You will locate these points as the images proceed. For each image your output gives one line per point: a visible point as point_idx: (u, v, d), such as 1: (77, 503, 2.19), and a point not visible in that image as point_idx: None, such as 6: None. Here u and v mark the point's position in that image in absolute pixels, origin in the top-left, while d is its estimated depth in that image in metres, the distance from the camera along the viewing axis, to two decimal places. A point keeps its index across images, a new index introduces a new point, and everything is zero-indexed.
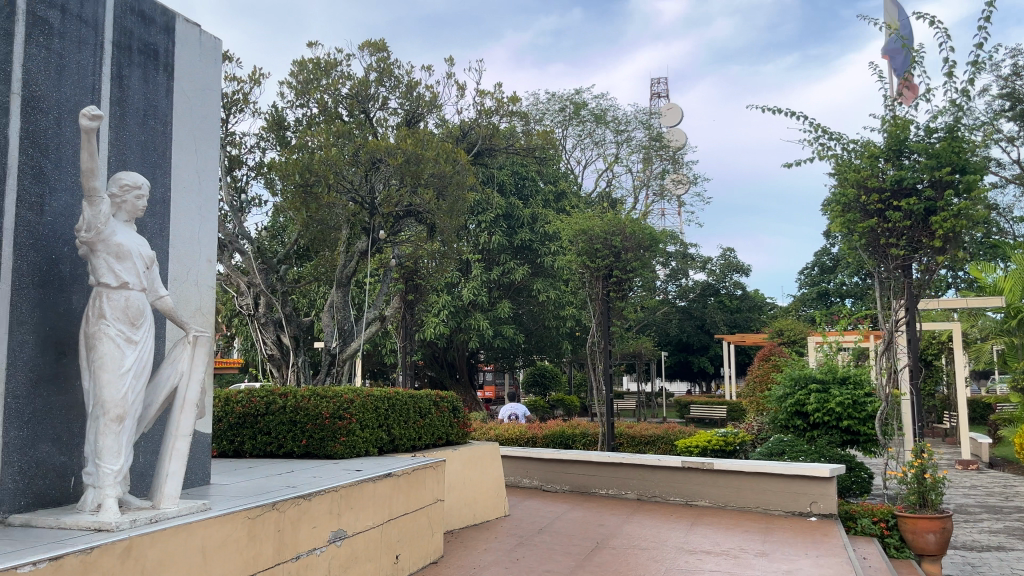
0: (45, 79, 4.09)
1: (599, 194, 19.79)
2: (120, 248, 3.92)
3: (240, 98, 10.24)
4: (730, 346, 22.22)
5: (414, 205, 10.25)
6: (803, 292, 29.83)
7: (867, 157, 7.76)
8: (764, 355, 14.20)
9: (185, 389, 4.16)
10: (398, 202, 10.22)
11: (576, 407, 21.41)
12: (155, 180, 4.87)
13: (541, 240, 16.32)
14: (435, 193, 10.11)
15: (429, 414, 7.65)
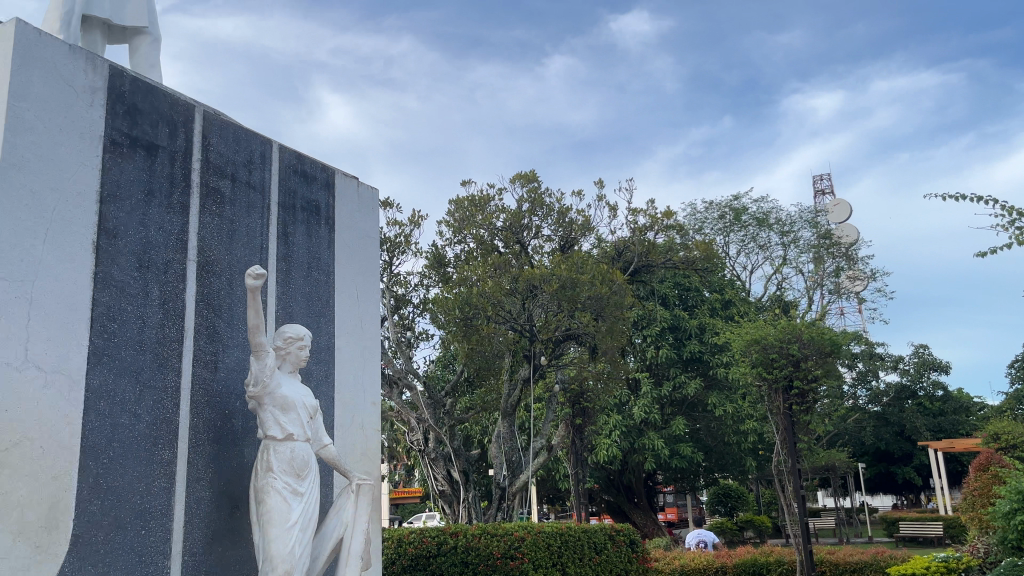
0: (217, 244, 4.37)
1: (770, 299, 18.91)
2: (285, 399, 3.99)
3: (403, 241, 10.75)
4: (938, 454, 19.97)
5: (574, 329, 10.12)
6: (1018, 387, 26.65)
7: None
8: (981, 464, 12.54)
9: (350, 542, 4.09)
10: (557, 328, 10.14)
11: (768, 529, 19.78)
12: (319, 329, 5.03)
13: (712, 352, 15.65)
14: (594, 315, 9.95)
15: (604, 549, 7.21)
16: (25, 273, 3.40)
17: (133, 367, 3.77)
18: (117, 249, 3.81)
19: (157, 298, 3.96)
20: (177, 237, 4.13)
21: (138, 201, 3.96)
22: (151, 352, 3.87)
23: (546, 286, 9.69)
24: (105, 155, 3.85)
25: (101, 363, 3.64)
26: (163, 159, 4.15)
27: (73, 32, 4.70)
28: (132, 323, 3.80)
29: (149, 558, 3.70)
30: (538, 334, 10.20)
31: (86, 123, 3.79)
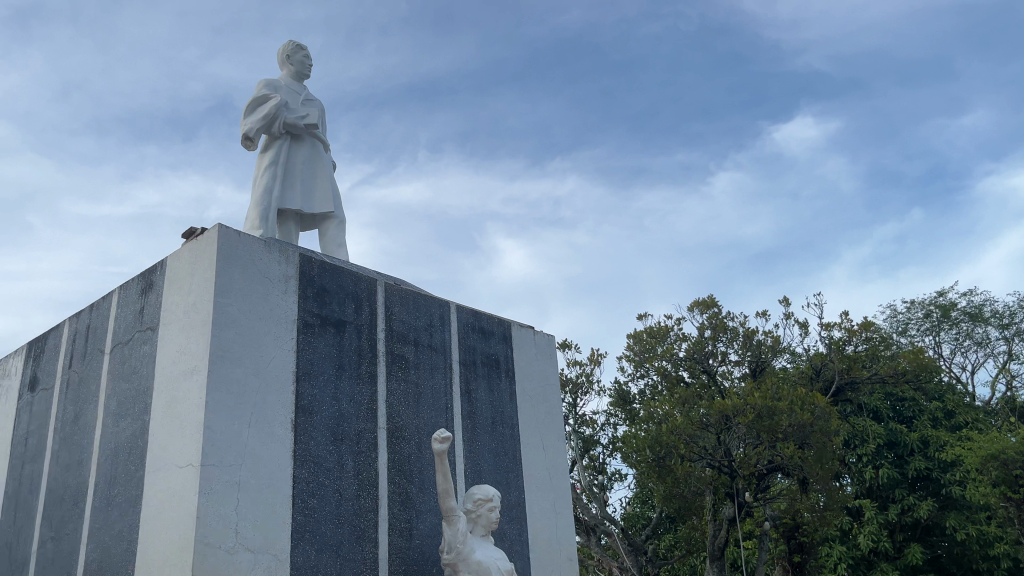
0: (404, 408, 4.49)
1: (1002, 402, 16.84)
2: (480, 565, 3.90)
3: (585, 381, 10.67)
4: None
5: (779, 462, 9.34)
6: None
7: None
8: None
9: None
10: (758, 462, 9.39)
11: None
12: (509, 484, 4.96)
13: (942, 468, 13.92)
14: (798, 443, 9.22)
15: None
16: (233, 457, 3.61)
17: (334, 540, 3.85)
18: (314, 425, 3.99)
19: (351, 469, 4.06)
20: (367, 407, 4.28)
21: (330, 376, 4.17)
22: (349, 524, 3.94)
23: (739, 419, 9.18)
24: (299, 336, 4.11)
25: (303, 539, 3.73)
26: (351, 333, 4.37)
27: (270, 227, 5.19)
28: (330, 496, 3.91)
29: None
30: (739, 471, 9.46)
31: (281, 310, 4.08)
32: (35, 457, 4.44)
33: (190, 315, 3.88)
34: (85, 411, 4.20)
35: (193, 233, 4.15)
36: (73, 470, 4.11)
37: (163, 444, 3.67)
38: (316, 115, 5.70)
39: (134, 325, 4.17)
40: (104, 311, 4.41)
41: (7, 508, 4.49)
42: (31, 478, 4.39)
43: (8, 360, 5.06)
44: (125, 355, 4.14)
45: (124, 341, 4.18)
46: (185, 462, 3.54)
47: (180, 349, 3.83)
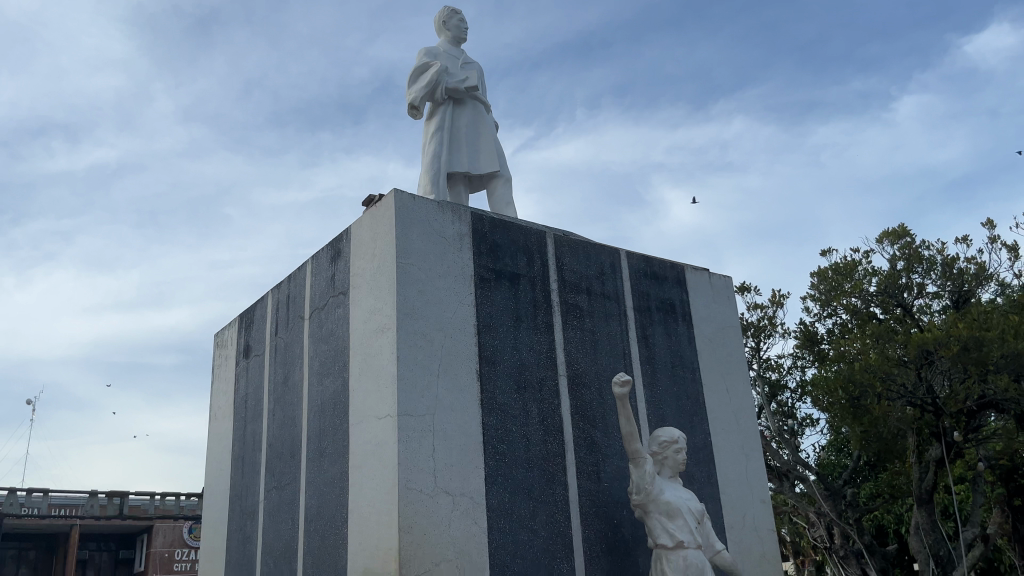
0: (584, 356, 4.55)
1: None
2: (670, 506, 3.97)
3: (767, 324, 10.30)
4: None
5: (991, 396, 8.57)
6: None
7: None
8: None
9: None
10: (967, 398, 8.70)
11: None
12: (693, 429, 4.90)
13: None
14: (1016, 373, 8.34)
15: None
16: (427, 407, 3.82)
17: (525, 483, 4.00)
18: (498, 374, 4.14)
19: (537, 415, 4.19)
20: (547, 356, 4.38)
21: (509, 327, 4.30)
22: (539, 468, 4.08)
23: (942, 352, 8.43)
24: (477, 291, 4.26)
25: (497, 483, 3.90)
26: (525, 285, 4.47)
27: (441, 190, 5.38)
28: (518, 441, 4.06)
29: None
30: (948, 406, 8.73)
31: (458, 267, 4.24)
32: (255, 417, 4.91)
33: (376, 278, 4.11)
34: (293, 373, 4.59)
35: (372, 201, 4.38)
36: (287, 427, 4.51)
37: (363, 398, 3.95)
38: (475, 77, 5.83)
39: (328, 291, 4.48)
40: (301, 280, 4.77)
41: (237, 462, 5.02)
42: (253, 436, 4.86)
43: (224, 332, 5.60)
44: (322, 318, 4.47)
45: (320, 306, 4.51)
46: (383, 413, 3.79)
47: (370, 309, 4.09)
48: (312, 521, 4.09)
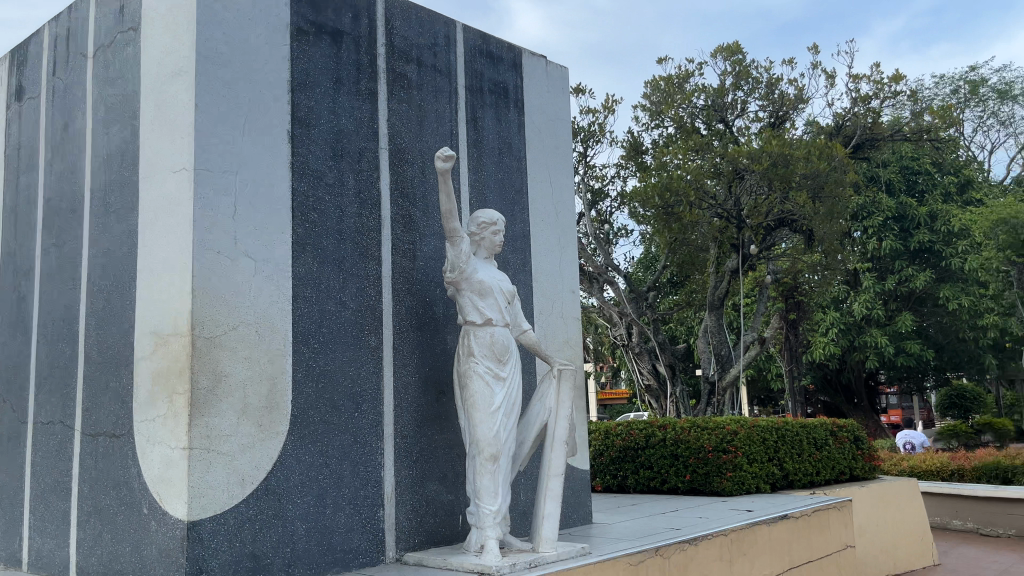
0: (408, 131, 4.31)
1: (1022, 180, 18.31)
2: (482, 285, 4.00)
3: (597, 130, 10.37)
4: None
5: (788, 213, 9.22)
6: None
7: None
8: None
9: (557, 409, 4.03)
10: (769, 213, 9.29)
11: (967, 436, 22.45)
12: (513, 217, 4.88)
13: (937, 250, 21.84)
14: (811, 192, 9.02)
15: (827, 445, 7.22)
16: (229, 165, 3.49)
17: (336, 254, 3.83)
18: (312, 138, 3.83)
19: (353, 187, 3.97)
20: (368, 125, 4.09)
21: (327, 90, 3.93)
22: (352, 241, 3.91)
23: (754, 166, 8.92)
24: (294, 43, 3.83)
25: (305, 252, 3.71)
26: (349, 46, 4.07)
27: None
28: (331, 211, 3.84)
29: (364, 439, 3.81)
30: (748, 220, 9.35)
31: (272, 13, 3.76)
32: (29, 167, 4.34)
33: (173, 13, 3.57)
34: (74, 120, 4.03)
35: None
36: (68, 179, 4.02)
37: (156, 149, 3.53)
38: None
39: (116, 26, 3.87)
40: (83, 10, 4.09)
41: (8, 216, 4.46)
42: (28, 189, 4.31)
43: None
44: (109, 58, 3.89)
45: (107, 44, 3.91)
46: (178, 168, 3.42)
47: (166, 49, 3.57)
48: (96, 281, 3.74)
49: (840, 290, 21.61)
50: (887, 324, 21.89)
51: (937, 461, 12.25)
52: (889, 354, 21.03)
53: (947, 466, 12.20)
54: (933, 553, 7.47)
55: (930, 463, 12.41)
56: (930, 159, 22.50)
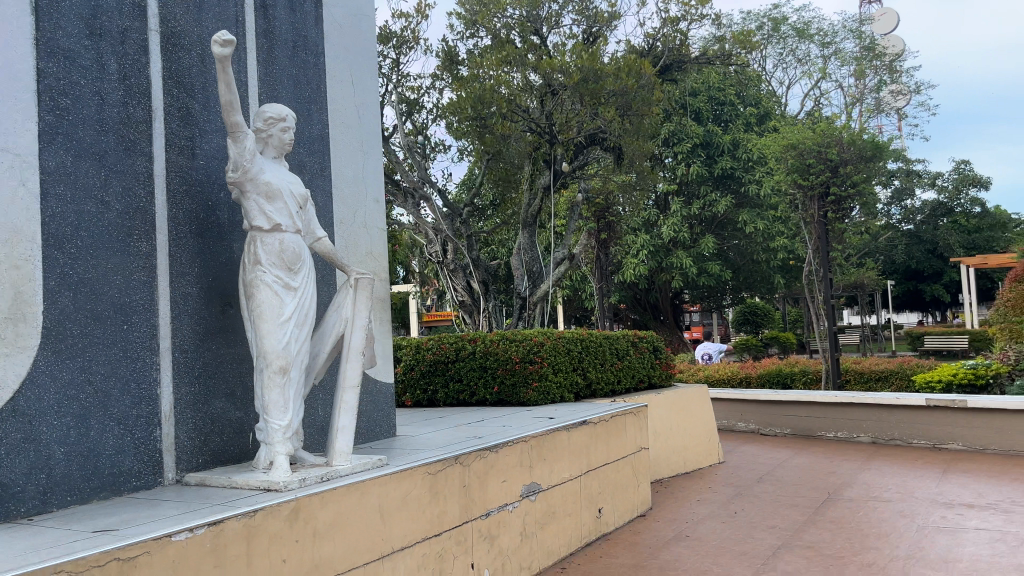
0: (184, 13, 3.84)
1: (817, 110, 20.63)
2: (269, 187, 3.70)
3: (410, 36, 9.97)
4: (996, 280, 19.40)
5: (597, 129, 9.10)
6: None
7: None
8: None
9: (352, 319, 3.85)
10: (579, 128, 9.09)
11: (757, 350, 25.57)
12: (310, 118, 4.55)
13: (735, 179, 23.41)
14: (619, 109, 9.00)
15: (628, 355, 7.56)
16: None
17: (96, 148, 3.38)
18: (61, 11, 3.31)
19: (115, 71, 3.50)
20: (134, 2, 3.60)
21: None
22: (116, 134, 3.47)
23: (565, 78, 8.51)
24: None
25: (56, 143, 3.24)
26: None
27: None
28: (88, 98, 3.37)
29: (134, 354, 3.46)
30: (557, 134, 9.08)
31: None
32: None
33: None
34: None
35: None
36: None
37: None
38: None
39: None
40: None
41: None
42: None
43: None
44: None
45: None
46: None
47: None
48: None
49: (651, 213, 22.73)
50: (692, 246, 23.38)
51: (728, 370, 13.33)
52: (692, 274, 22.47)
53: (736, 374, 13.30)
54: (719, 452, 8.12)
55: (722, 372, 13.49)
56: (734, 90, 23.86)
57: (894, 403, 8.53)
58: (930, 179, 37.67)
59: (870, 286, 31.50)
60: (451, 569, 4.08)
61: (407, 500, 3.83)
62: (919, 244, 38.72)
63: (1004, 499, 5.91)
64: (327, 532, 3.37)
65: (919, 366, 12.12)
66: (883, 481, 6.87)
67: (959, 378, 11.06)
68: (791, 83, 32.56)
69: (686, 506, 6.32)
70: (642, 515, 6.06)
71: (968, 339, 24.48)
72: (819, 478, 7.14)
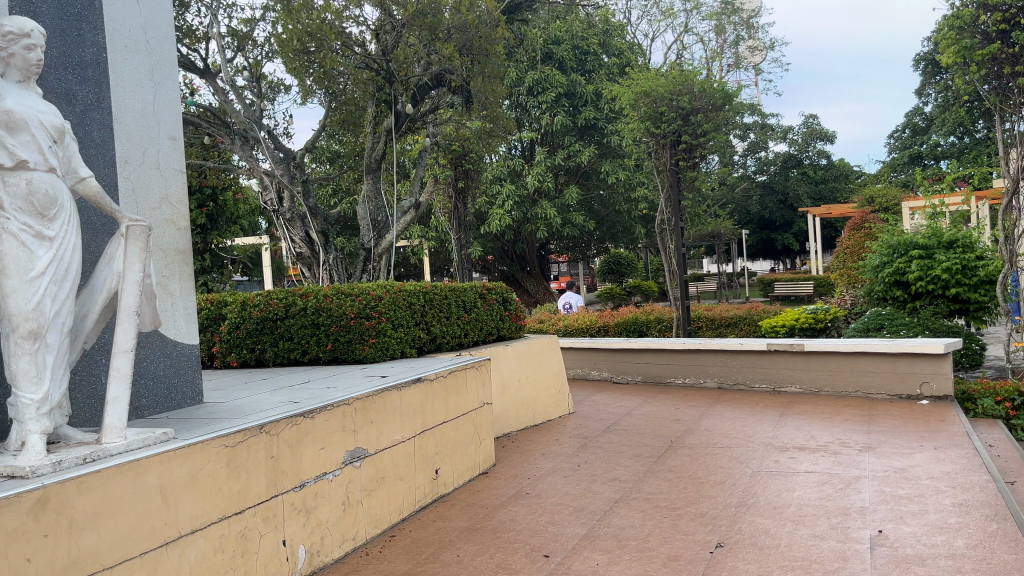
0: None
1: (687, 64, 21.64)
2: (9, 116, 3.08)
3: None
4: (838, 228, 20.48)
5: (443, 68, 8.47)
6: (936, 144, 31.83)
7: (956, 18, 7.97)
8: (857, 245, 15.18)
9: (123, 274, 3.30)
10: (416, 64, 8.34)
11: (618, 296, 26.74)
12: (81, 40, 3.90)
13: (598, 128, 23.52)
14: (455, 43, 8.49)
15: (476, 307, 7.26)
16: None
17: None
18: None
19: None
20: None
21: None
22: None
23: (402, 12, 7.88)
24: None
25: None
26: None
27: None
28: None
29: None
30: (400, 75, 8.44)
31: None
32: None
33: None
34: None
35: None
36: None
37: None
38: None
39: None
40: None
41: None
42: None
43: None
44: None
45: None
46: None
47: None
48: None
49: (516, 162, 22.51)
50: (556, 196, 23.39)
51: (587, 319, 13.40)
52: (556, 224, 22.53)
53: (595, 323, 13.41)
54: (568, 403, 8.04)
55: (581, 321, 13.58)
56: (597, 40, 23.79)
57: (738, 348, 8.69)
58: (782, 132, 39.37)
59: (726, 236, 32.79)
60: (256, 549, 3.68)
61: (197, 477, 3.38)
62: (772, 195, 40.61)
63: (833, 440, 6.07)
64: (89, 523, 2.89)
65: (765, 311, 12.56)
66: (724, 426, 6.97)
67: (800, 322, 11.52)
68: (654, 36, 32.95)
69: (531, 461, 6.16)
70: (483, 473, 5.85)
71: (813, 285, 25.92)
72: (664, 425, 7.17)
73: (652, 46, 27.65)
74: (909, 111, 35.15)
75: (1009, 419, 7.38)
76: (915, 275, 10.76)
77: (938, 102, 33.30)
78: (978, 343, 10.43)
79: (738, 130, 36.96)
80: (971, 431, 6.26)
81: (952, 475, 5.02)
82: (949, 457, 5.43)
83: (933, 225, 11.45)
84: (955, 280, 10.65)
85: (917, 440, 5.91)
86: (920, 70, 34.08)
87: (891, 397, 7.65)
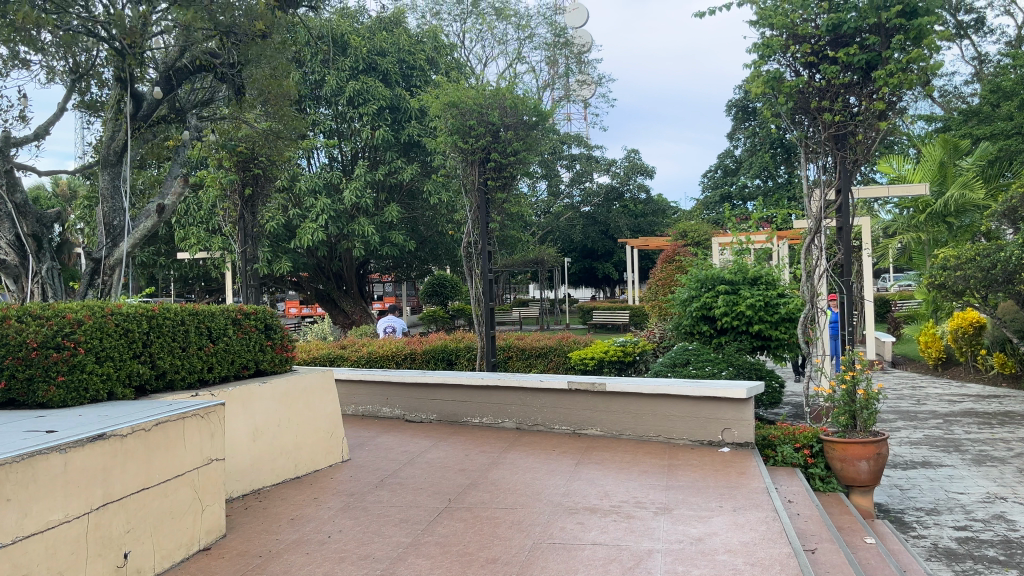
0: None
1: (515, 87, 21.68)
2: None
3: None
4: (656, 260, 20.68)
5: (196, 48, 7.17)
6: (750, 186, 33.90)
7: (763, 48, 7.73)
8: (672, 279, 15.13)
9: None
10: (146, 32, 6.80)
11: (441, 320, 25.91)
12: None
13: (421, 145, 22.60)
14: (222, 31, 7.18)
15: (225, 336, 6.01)
16: None
17: None
18: None
19: None
20: None
21: None
22: None
23: None
24: None
25: None
26: None
27: None
28: None
29: None
30: (133, 49, 6.82)
31: None
32: None
33: None
34: None
35: None
36: None
37: None
38: None
39: None
40: None
41: None
42: None
43: None
44: None
45: None
46: None
47: None
48: None
49: (333, 176, 21.09)
50: (375, 214, 22.17)
51: (391, 346, 12.30)
52: (375, 243, 21.25)
53: (400, 350, 12.32)
54: (343, 449, 6.94)
55: (386, 348, 12.45)
56: (424, 56, 22.96)
57: (538, 386, 7.93)
58: (606, 164, 40.22)
59: (551, 263, 32.78)
60: None
61: None
62: (595, 226, 41.41)
63: (628, 499, 5.36)
64: None
65: (576, 342, 12.00)
66: (512, 478, 6.11)
67: (609, 355, 11.01)
68: (487, 61, 32.64)
69: (274, 530, 4.98)
70: (204, 549, 4.61)
71: (629, 314, 26.22)
72: (446, 477, 6.21)
73: (484, 70, 27.53)
74: (721, 153, 36.91)
75: (807, 467, 7.06)
76: (721, 310, 10.56)
77: (746, 147, 35.16)
78: (778, 382, 10.33)
79: (564, 159, 37.43)
80: (771, 486, 5.75)
81: (751, 546, 4.39)
82: (748, 522, 4.83)
83: (738, 261, 11.38)
84: (758, 316, 10.53)
85: (717, 500, 5.30)
86: (731, 115, 35.94)
87: (691, 443, 7.16)
